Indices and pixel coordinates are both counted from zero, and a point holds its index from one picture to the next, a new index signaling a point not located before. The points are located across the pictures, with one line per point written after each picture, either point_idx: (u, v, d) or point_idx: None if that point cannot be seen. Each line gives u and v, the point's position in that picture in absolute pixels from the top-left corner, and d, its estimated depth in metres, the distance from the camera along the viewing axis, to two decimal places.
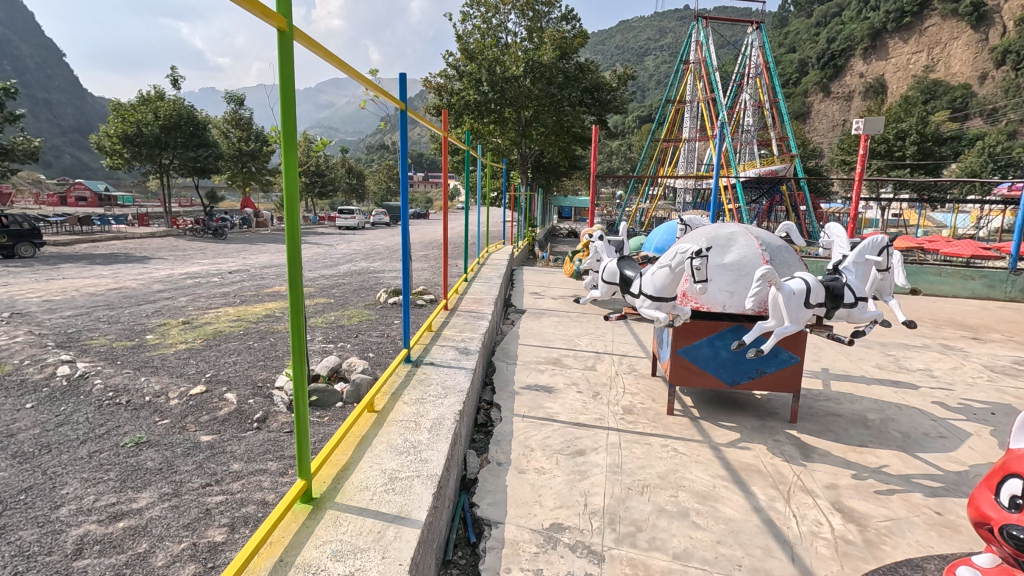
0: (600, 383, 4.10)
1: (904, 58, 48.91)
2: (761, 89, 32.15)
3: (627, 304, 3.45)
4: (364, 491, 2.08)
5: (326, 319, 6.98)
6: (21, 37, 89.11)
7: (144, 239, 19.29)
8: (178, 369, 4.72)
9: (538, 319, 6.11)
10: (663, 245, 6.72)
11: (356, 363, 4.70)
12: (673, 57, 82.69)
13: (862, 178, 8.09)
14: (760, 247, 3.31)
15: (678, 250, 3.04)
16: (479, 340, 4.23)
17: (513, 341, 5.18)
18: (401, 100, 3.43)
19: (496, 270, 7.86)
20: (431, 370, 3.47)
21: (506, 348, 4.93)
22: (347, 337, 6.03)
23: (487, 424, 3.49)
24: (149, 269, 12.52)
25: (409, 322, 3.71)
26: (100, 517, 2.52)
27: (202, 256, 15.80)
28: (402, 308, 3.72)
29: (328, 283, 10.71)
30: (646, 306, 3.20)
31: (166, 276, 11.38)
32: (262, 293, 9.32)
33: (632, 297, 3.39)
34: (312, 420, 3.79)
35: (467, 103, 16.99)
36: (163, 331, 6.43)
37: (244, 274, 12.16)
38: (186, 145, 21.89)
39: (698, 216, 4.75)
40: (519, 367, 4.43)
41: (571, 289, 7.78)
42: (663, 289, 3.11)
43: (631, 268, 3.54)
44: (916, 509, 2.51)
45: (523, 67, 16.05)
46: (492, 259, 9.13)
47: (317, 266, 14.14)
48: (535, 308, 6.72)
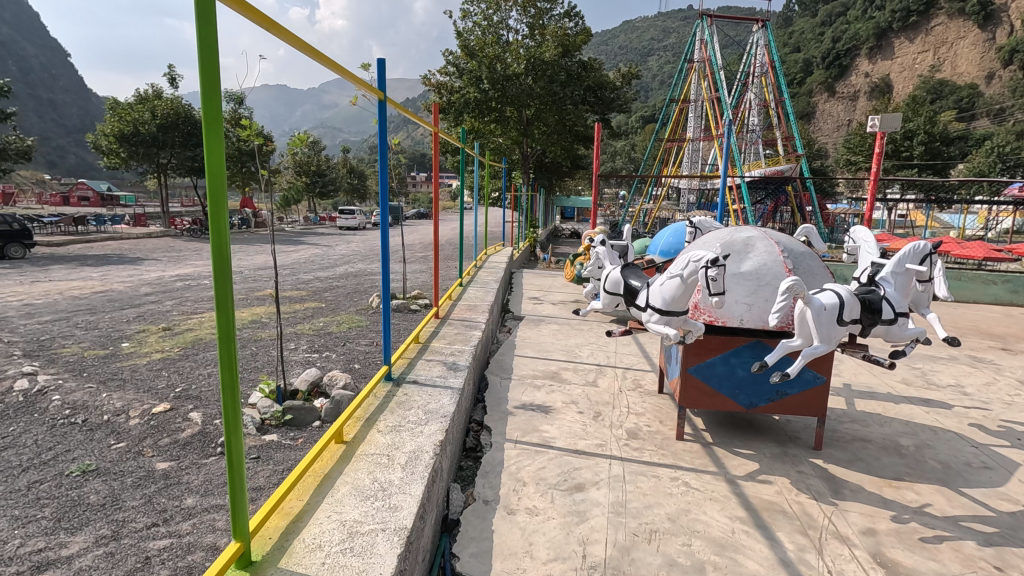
0: (602, 402, 3.73)
1: (910, 58, 48.37)
2: (767, 88, 31.76)
3: (633, 318, 3.07)
4: (315, 552, 1.72)
5: (313, 325, 6.64)
6: (27, 37, 89.29)
7: (140, 240, 19.00)
8: (146, 383, 4.36)
9: (537, 327, 5.76)
10: (669, 247, 6.38)
11: (337, 376, 4.35)
12: (676, 58, 82.36)
13: (878, 178, 7.68)
14: (782, 254, 2.96)
15: (691, 258, 2.68)
16: (470, 354, 3.88)
17: (509, 351, 4.81)
18: (379, 88, 3.06)
19: (494, 273, 7.51)
20: (413, 391, 3.11)
21: (501, 360, 4.56)
22: (332, 346, 5.68)
23: (476, 449, 3.15)
24: (140, 271, 12.19)
25: (390, 336, 3.36)
26: (21, 569, 2.18)
27: (197, 257, 15.49)
28: (382, 319, 3.37)
29: (321, 286, 10.38)
30: (654, 321, 2.82)
31: (155, 278, 11.04)
32: (252, 297, 8.98)
33: (638, 310, 3.01)
34: (283, 444, 3.42)
35: (466, 101, 16.59)
36: (141, 338, 6.11)
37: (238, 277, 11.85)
38: (184, 145, 21.59)
39: (708, 218, 4.35)
40: (513, 382, 4.08)
41: (572, 294, 7.42)
42: (673, 302, 2.73)
43: (637, 277, 3.17)
44: (971, 564, 2.14)
45: (524, 64, 15.69)
46: (490, 261, 8.78)
47: (314, 268, 13.81)
48: (533, 315, 6.34)
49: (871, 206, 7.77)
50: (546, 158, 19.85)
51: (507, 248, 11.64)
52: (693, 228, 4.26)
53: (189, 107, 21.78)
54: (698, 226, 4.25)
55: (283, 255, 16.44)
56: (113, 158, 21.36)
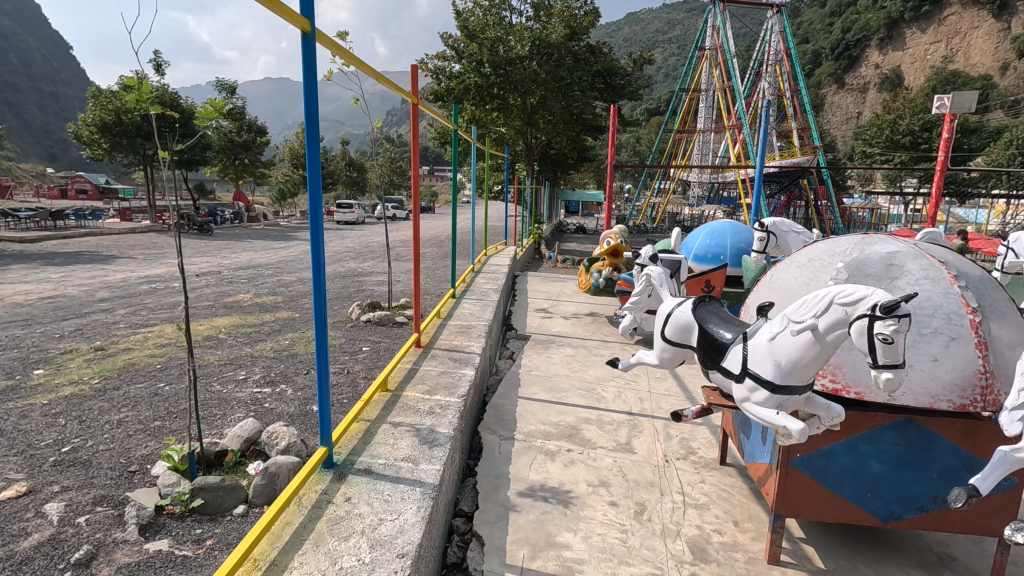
0: (644, 483, 2.62)
1: (921, 49, 46.83)
2: (781, 77, 30.38)
3: (721, 386, 2.25)
4: None
5: (276, 345, 5.53)
6: (30, 29, 88.32)
7: (122, 236, 17.97)
8: (22, 442, 3.23)
9: (545, 351, 4.67)
10: (705, 252, 5.27)
11: (278, 431, 3.20)
12: (682, 50, 81.17)
13: (943, 169, 6.54)
14: (956, 283, 2.24)
15: (823, 301, 1.86)
16: (457, 408, 2.78)
17: (511, 394, 3.65)
18: (304, 15, 1.97)
19: (495, 279, 6.43)
20: (362, 492, 2.01)
21: (500, 408, 3.43)
22: (291, 376, 4.57)
23: (460, 570, 2.08)
24: (108, 271, 11.12)
25: (328, 398, 2.27)
26: None
27: (177, 255, 14.40)
28: (322, 367, 2.29)
29: (301, 290, 9.26)
30: (760, 398, 2.02)
31: (119, 280, 9.97)
32: (218, 305, 7.89)
33: (727, 377, 2.19)
34: (177, 554, 2.29)
35: (466, 88, 15.46)
36: (61, 362, 5.00)
37: (215, 278, 10.76)
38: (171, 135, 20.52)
39: (786, 219, 3.86)
40: (518, 444, 2.96)
41: (586, 304, 6.33)
42: (791, 365, 1.96)
43: (711, 320, 2.36)
44: None
45: (529, 47, 14.49)
46: (490, 264, 7.70)
47: (299, 266, 12.74)
48: (541, 334, 5.21)
49: (935, 202, 6.64)
50: (551, 149, 18.67)
51: (509, 247, 10.56)
52: (764, 232, 3.88)
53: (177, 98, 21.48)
54: (770, 229, 3.86)
55: (271, 254, 15.34)
56: (96, 150, 20.58)
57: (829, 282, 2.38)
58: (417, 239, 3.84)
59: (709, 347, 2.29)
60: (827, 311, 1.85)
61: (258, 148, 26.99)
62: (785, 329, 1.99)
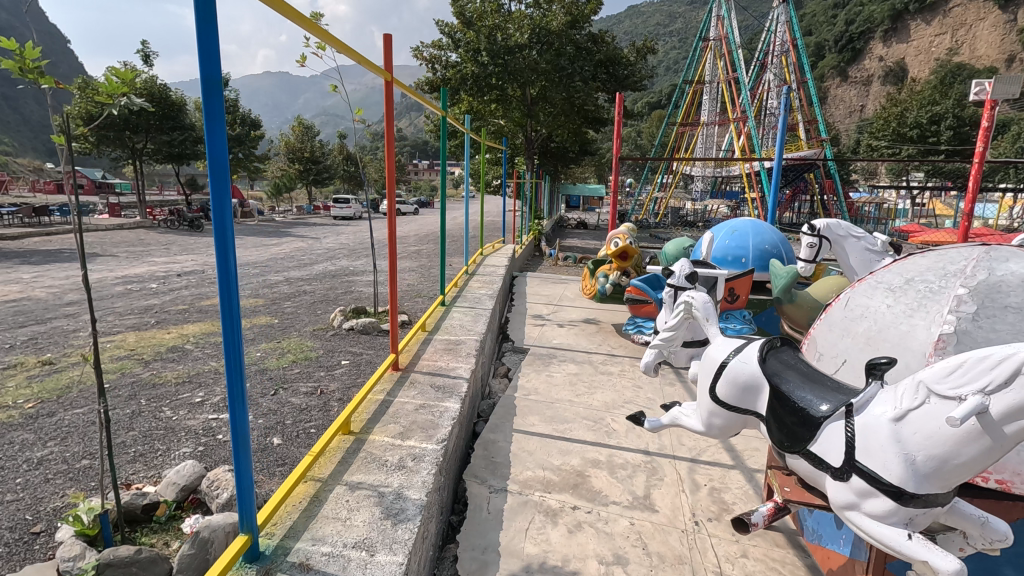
0: (672, 557, 2.08)
1: (926, 41, 45.99)
2: (788, 68, 29.53)
3: (811, 470, 1.83)
4: None
5: (247, 357, 4.97)
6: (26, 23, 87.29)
7: (108, 232, 17.41)
8: None
9: (546, 368, 4.13)
10: (726, 255, 4.73)
11: (220, 478, 2.65)
12: (684, 43, 80.30)
13: (982, 160, 5.96)
14: None
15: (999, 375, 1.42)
16: (433, 460, 2.21)
17: (504, 427, 3.09)
18: None
19: (490, 283, 5.89)
20: None
21: (490, 447, 2.86)
22: (255, 399, 4.00)
23: None
24: (85, 271, 10.53)
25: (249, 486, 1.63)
26: None
27: (162, 253, 13.82)
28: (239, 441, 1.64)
29: (285, 292, 8.68)
30: (887, 505, 1.63)
31: (93, 281, 9.40)
32: (192, 309, 7.31)
33: (822, 460, 1.77)
34: None
35: (464, 78, 14.78)
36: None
37: (197, 278, 10.20)
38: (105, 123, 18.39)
39: (835, 220, 3.63)
40: (508, 500, 2.41)
41: (591, 310, 5.78)
42: (930, 457, 1.56)
43: (790, 376, 1.92)
44: None
45: (528, 35, 13.94)
46: (487, 264, 7.15)
47: (288, 265, 12.18)
48: (540, 347, 4.63)
49: (972, 197, 6.06)
50: (552, 143, 18.04)
51: (508, 245, 10.01)
52: (816, 234, 3.63)
53: (166, 89, 20.93)
54: (824, 233, 3.60)
55: (261, 251, 14.79)
56: (83, 143, 20.11)
57: (947, 319, 1.94)
58: (393, 245, 3.25)
59: (795, 414, 1.85)
60: (1005, 387, 1.41)
61: (251, 142, 26.21)
62: (926, 408, 1.57)
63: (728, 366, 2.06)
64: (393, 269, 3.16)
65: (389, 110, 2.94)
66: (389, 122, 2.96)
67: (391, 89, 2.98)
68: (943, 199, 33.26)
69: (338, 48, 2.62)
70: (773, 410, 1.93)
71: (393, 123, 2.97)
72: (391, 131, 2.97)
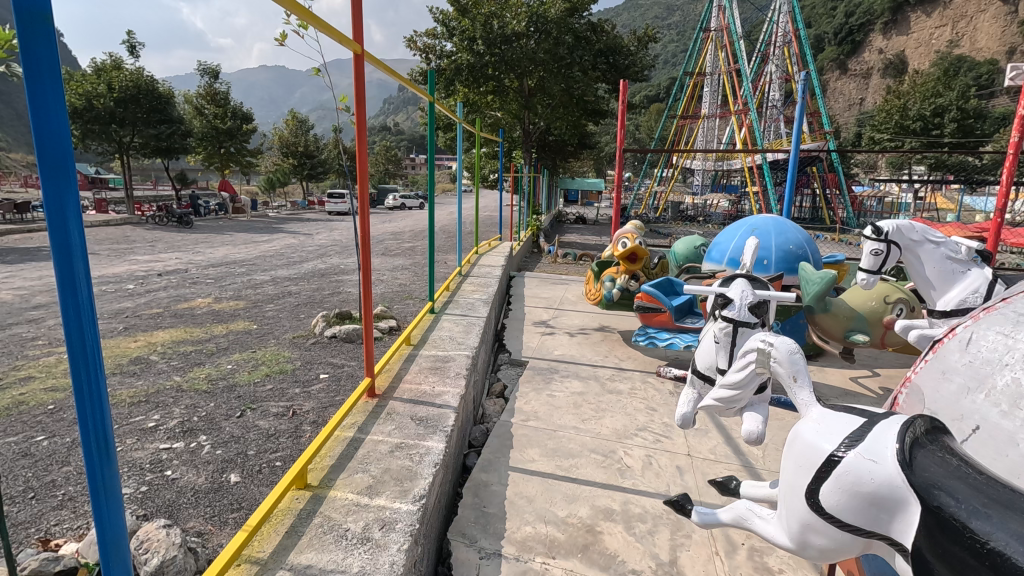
0: None
1: (926, 33, 45.49)
2: (789, 59, 28.97)
3: None
4: None
5: (216, 370, 4.50)
6: (18, 17, 86.40)
7: (94, 228, 16.93)
8: None
9: (547, 385, 3.67)
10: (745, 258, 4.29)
11: (156, 534, 2.18)
12: (682, 36, 79.67)
13: (1017, 151, 5.49)
14: None
15: None
16: (406, 529, 1.75)
17: (499, 466, 2.63)
18: None
19: (485, 286, 5.43)
20: None
21: (483, 494, 2.40)
22: (218, 422, 3.53)
23: None
24: (60, 270, 10.02)
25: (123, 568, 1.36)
26: None
27: (146, 251, 13.34)
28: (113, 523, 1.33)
29: (269, 293, 8.22)
30: None
31: (67, 281, 8.91)
32: (167, 312, 6.83)
33: None
34: None
35: (459, 68, 14.23)
36: None
37: (178, 278, 9.70)
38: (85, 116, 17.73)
39: (906, 224, 3.21)
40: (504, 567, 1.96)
41: (594, 315, 5.32)
42: None
43: (954, 488, 1.10)
44: None
45: (525, 22, 13.36)
46: (483, 264, 6.69)
47: (277, 263, 11.71)
48: (539, 360, 4.15)
49: (1005, 191, 5.59)
50: (550, 135, 17.52)
51: (505, 242, 9.57)
52: (883, 239, 3.19)
53: (153, 81, 20.37)
54: (894, 237, 3.17)
55: (249, 248, 14.31)
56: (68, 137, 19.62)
57: None
58: (365, 249, 2.74)
59: (985, 562, 1.00)
60: None
61: (244, 136, 25.61)
62: None
63: (842, 464, 1.31)
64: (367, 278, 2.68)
65: (360, 91, 2.46)
66: (359, 106, 2.47)
67: (362, 64, 2.49)
68: (944, 193, 32.97)
69: (293, 13, 2.12)
70: (941, 550, 1.09)
71: (364, 108, 2.50)
72: (363, 117, 2.49)
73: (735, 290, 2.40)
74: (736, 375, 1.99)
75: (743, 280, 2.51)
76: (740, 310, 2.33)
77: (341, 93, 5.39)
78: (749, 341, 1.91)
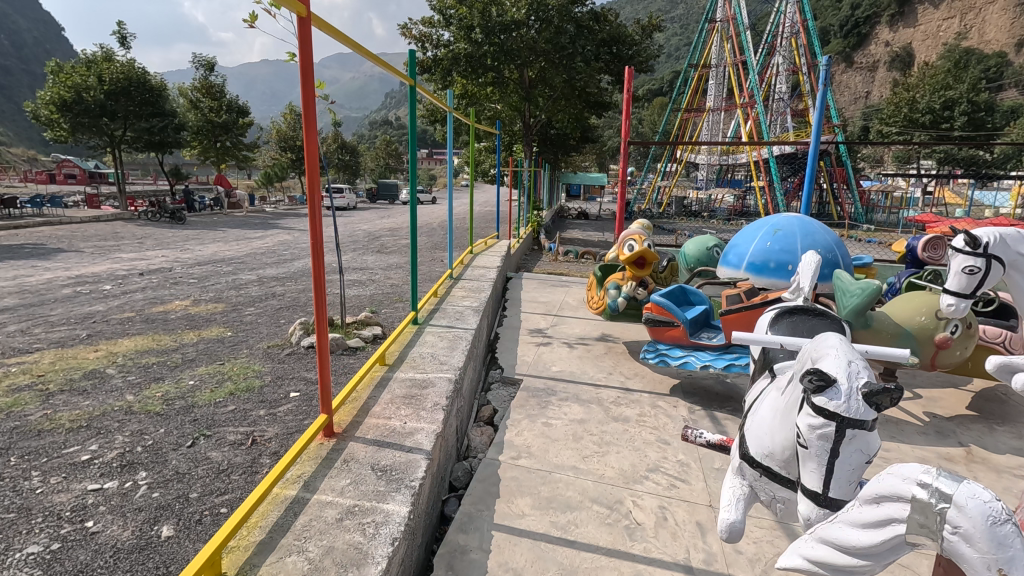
0: None
1: (934, 25, 44.51)
2: (797, 51, 28.30)
3: None
4: None
5: (177, 387, 4.04)
6: (18, 10, 85.87)
7: (83, 224, 16.49)
8: None
9: (541, 409, 3.21)
10: (766, 260, 3.84)
11: None
12: (686, 31, 78.73)
13: None
14: None
15: None
16: None
17: (481, 523, 2.16)
18: None
19: (477, 292, 4.96)
20: None
21: (456, 563, 1.93)
22: (165, 454, 3.07)
23: None
24: (36, 270, 9.53)
25: None
26: None
27: (131, 248, 12.85)
28: None
29: (253, 294, 7.76)
30: None
31: (40, 282, 8.41)
32: (136, 317, 6.33)
33: None
34: None
35: (456, 58, 13.66)
36: None
37: (160, 278, 9.20)
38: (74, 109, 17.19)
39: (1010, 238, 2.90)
40: None
41: (597, 324, 4.86)
42: None
43: None
44: None
45: (525, 10, 12.79)
46: (477, 266, 6.21)
47: (266, 261, 11.22)
48: (535, 377, 3.69)
49: None
50: (551, 128, 16.97)
51: (503, 241, 9.09)
52: (981, 255, 2.87)
53: (145, 73, 19.83)
54: (994, 255, 2.87)
55: (240, 246, 13.81)
56: (57, 130, 19.11)
57: None
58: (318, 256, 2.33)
59: None
60: None
61: (239, 130, 25.08)
62: None
63: None
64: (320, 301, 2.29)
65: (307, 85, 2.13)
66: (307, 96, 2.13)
67: (308, 30, 2.04)
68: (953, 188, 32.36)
69: None
70: None
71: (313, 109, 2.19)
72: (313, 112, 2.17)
73: (837, 360, 1.58)
74: (862, 532, 1.43)
75: (837, 336, 1.68)
76: (852, 404, 1.50)
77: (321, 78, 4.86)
78: (891, 478, 1.36)
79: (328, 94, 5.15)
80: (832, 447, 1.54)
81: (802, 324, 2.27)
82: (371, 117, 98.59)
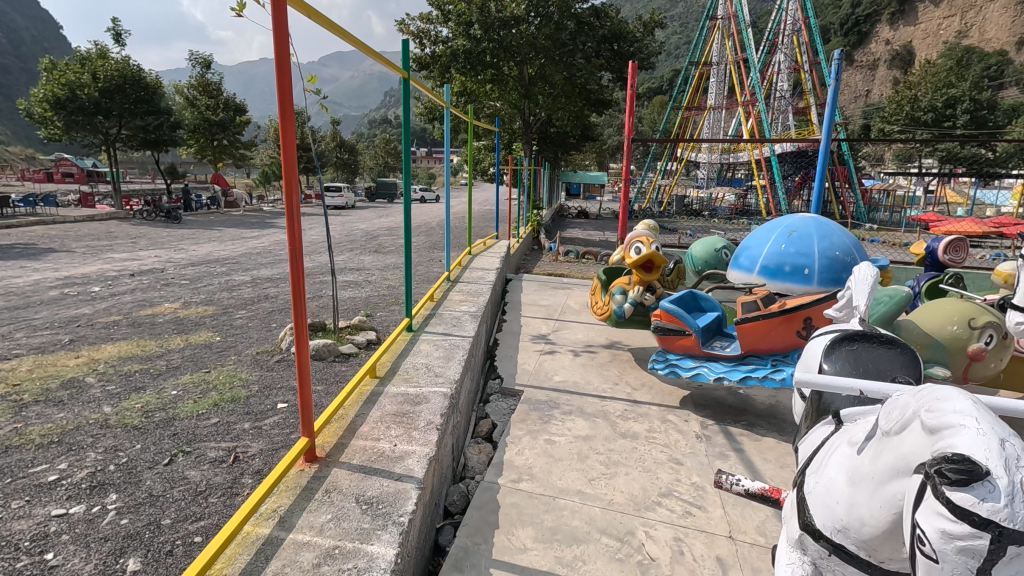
0: None
1: (935, 23, 44.32)
2: (799, 48, 28.09)
3: None
4: None
5: (158, 397, 3.83)
6: (16, 8, 85.56)
7: (77, 224, 16.27)
8: None
9: (543, 425, 2.99)
10: (779, 263, 3.62)
11: None
12: (686, 29, 78.50)
13: None
14: None
15: None
16: None
17: (478, 559, 1.94)
18: None
19: (476, 295, 4.74)
20: None
21: None
22: (139, 472, 2.86)
23: None
24: (24, 271, 9.32)
25: None
26: None
27: (124, 248, 12.62)
28: None
29: (245, 296, 7.55)
30: None
31: (27, 284, 8.20)
32: (122, 322, 6.11)
33: None
34: None
35: (454, 55, 13.44)
36: None
37: (151, 279, 8.98)
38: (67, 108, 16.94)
39: None
40: None
41: (601, 329, 4.65)
42: None
43: None
44: None
45: (525, 6, 12.58)
46: (476, 268, 6.00)
47: (260, 262, 11.00)
48: (536, 388, 3.48)
49: None
50: (552, 127, 16.78)
51: (502, 241, 8.89)
52: None
53: (140, 70, 19.58)
54: None
55: (235, 245, 13.58)
56: (51, 129, 18.87)
57: None
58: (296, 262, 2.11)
59: None
60: None
61: (237, 128, 24.83)
62: None
63: None
64: (298, 308, 2.11)
65: (283, 81, 2.01)
66: (282, 93, 2.02)
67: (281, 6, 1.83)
68: (954, 186, 32.17)
69: None
70: None
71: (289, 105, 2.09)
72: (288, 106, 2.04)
73: (983, 439, 1.07)
74: None
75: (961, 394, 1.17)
76: (1017, 509, 1.00)
77: (310, 73, 4.62)
78: None
79: (319, 89, 4.90)
80: (981, 567, 1.02)
81: (864, 356, 1.91)
82: (370, 116, 98.34)
